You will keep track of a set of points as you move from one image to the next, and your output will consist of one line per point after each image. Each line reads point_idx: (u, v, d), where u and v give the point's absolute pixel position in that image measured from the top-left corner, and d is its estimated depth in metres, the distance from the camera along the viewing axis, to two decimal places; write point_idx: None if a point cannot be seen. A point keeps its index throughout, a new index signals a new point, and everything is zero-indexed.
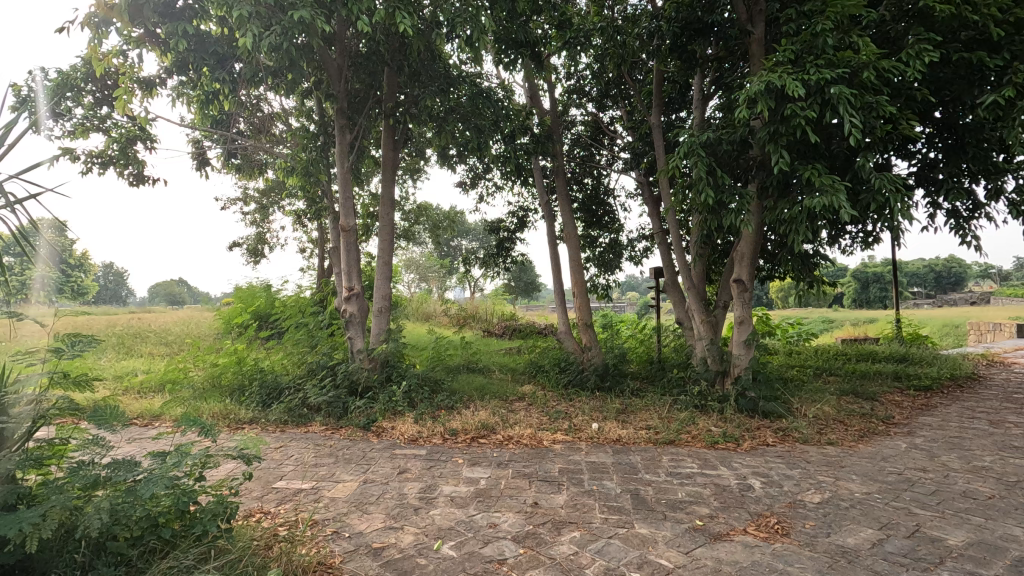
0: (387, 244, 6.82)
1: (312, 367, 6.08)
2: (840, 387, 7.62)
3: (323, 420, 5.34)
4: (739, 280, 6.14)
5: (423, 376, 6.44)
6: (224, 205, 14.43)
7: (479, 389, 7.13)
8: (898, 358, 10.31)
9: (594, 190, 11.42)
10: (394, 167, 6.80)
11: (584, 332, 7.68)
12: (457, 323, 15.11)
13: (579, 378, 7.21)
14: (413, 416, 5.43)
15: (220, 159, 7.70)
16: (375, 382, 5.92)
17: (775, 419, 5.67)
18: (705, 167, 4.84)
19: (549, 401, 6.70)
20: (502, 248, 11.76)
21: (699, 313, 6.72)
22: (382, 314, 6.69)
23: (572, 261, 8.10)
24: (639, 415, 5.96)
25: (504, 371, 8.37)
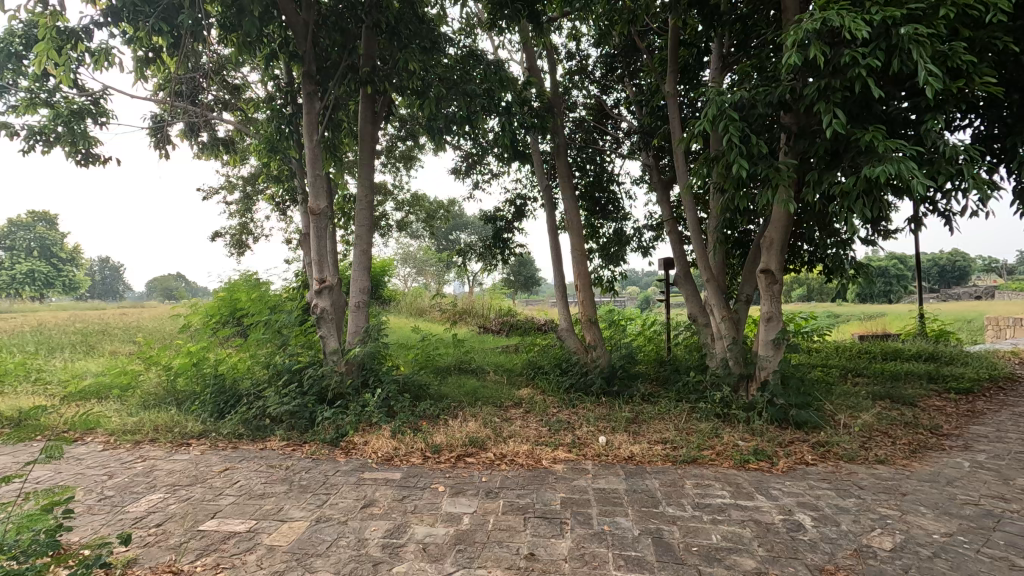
0: (365, 230, 6.03)
1: (276, 371, 5.30)
2: (874, 391, 6.84)
3: (283, 435, 4.56)
4: (767, 271, 5.34)
5: (405, 381, 5.67)
6: (208, 195, 13.05)
7: (471, 394, 6.36)
8: (927, 356, 9.53)
9: (597, 177, 10.61)
10: (372, 143, 6.00)
11: (588, 330, 6.91)
12: (451, 319, 14.31)
13: (583, 382, 6.42)
14: (390, 429, 4.66)
15: (181, 136, 6.87)
16: (346, 388, 5.15)
17: (811, 432, 4.90)
18: (739, 133, 4.01)
19: (549, 408, 5.93)
20: (499, 238, 10.95)
21: (720, 308, 5.92)
22: (359, 309, 5.92)
23: (574, 250, 7.30)
24: (652, 426, 5.18)
25: (500, 372, 7.58)
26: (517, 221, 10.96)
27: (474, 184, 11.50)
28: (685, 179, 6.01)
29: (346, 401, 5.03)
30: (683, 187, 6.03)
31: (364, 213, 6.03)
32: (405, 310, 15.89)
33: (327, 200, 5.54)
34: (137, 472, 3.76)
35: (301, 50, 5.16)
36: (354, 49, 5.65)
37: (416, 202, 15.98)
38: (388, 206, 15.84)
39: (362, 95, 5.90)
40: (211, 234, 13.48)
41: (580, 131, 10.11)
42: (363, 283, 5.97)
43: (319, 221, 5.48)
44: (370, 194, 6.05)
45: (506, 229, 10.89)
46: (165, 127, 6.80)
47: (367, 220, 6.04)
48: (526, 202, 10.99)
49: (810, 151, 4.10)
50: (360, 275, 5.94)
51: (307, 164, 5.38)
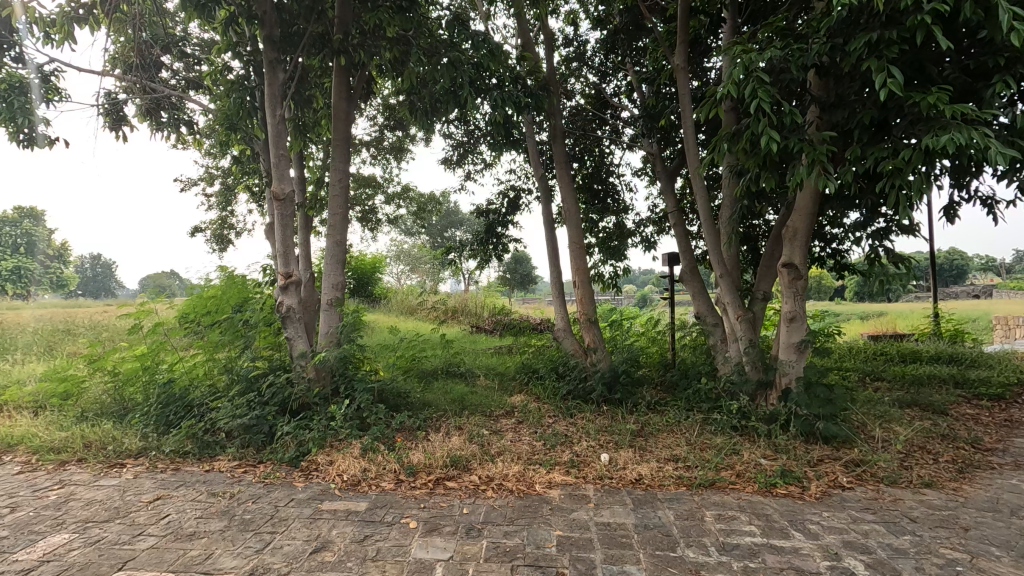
0: (340, 219, 5.40)
1: (234, 378, 4.66)
2: (899, 398, 6.25)
3: (235, 453, 3.93)
4: (790, 265, 4.73)
5: (383, 389, 5.05)
6: (185, 186, 12.35)
7: (458, 402, 5.73)
8: (947, 357, 8.95)
9: (596, 168, 10.00)
10: (347, 122, 5.38)
11: (588, 330, 6.30)
12: (443, 318, 13.68)
13: (582, 389, 5.79)
14: (361, 446, 4.04)
15: (138, 116, 6.18)
16: (313, 398, 4.53)
17: (841, 448, 4.30)
18: (771, 98, 3.37)
19: (544, 418, 5.31)
20: (492, 232, 10.29)
21: (735, 307, 5.30)
22: (332, 308, 5.30)
23: (571, 244, 6.68)
24: (661, 441, 4.57)
25: (491, 376, 6.96)
26: (512, 215, 10.33)
27: (466, 176, 10.87)
28: (695, 163, 5.40)
29: (312, 415, 4.40)
30: (693, 171, 5.43)
31: (339, 200, 5.39)
32: (395, 308, 15.26)
33: (293, 185, 4.91)
34: (47, 504, 3.12)
35: (260, 10, 4.51)
36: (324, 11, 5.00)
37: (407, 196, 15.33)
38: (377, 199, 15.18)
39: (336, 67, 5.27)
40: (189, 228, 12.80)
41: (577, 119, 9.49)
42: (337, 278, 5.35)
43: (284, 207, 4.84)
44: (344, 180, 5.41)
45: (499, 222, 10.24)
46: (121, 106, 6.11)
47: (342, 209, 5.41)
48: (521, 194, 10.37)
49: (849, 122, 3.51)
50: (333, 270, 5.32)
51: (270, 143, 4.75)
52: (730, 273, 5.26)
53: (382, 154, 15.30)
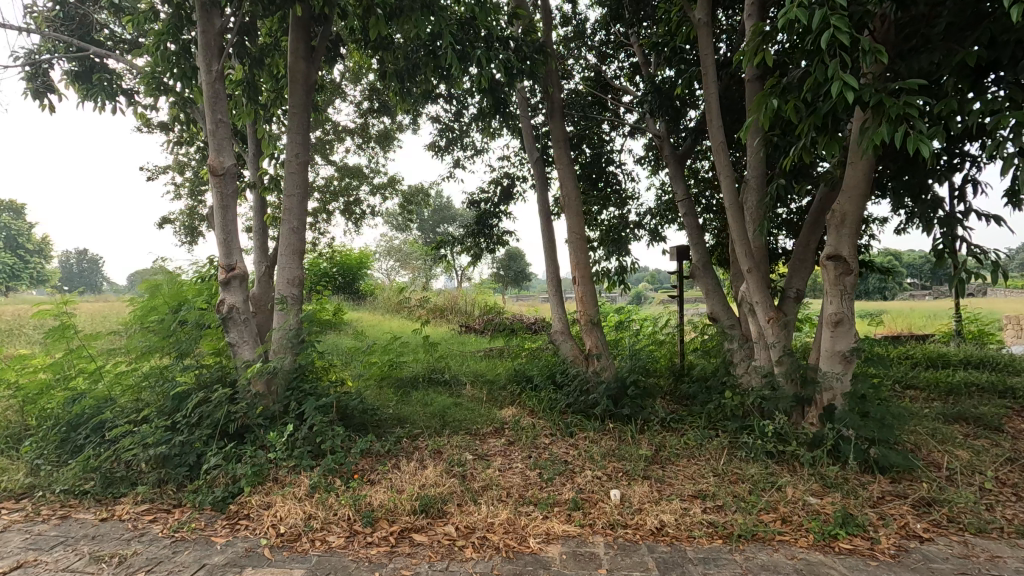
0: (296, 202, 4.52)
1: (162, 394, 3.83)
2: (946, 411, 5.45)
3: (147, 494, 3.10)
4: (838, 257, 3.90)
5: (346, 405, 4.22)
6: (153, 174, 11.46)
7: (439, 418, 4.90)
8: (979, 362, 8.19)
9: (595, 155, 9.17)
10: (308, 87, 4.55)
11: (590, 333, 5.50)
12: (431, 316, 12.85)
13: (583, 401, 4.99)
14: (310, 483, 3.21)
15: (66, 81, 5.30)
16: (256, 418, 3.70)
17: (904, 482, 3.51)
18: (848, 27, 2.53)
19: (539, 438, 4.51)
20: (483, 223, 9.47)
21: (766, 308, 4.46)
22: (287, 308, 4.43)
23: (572, 234, 5.85)
24: (682, 471, 3.78)
25: (479, 385, 6.15)
26: (504, 206, 9.50)
27: (455, 163, 10.04)
28: (720, 136, 4.61)
29: (252, 442, 3.57)
30: (717, 146, 4.62)
31: (296, 179, 4.52)
32: (380, 306, 14.42)
33: (236, 159, 4.05)
34: None
35: None
36: None
37: (394, 187, 14.47)
38: (363, 190, 14.32)
39: (293, 21, 4.43)
40: (159, 219, 11.94)
41: (575, 100, 8.68)
42: (294, 273, 4.48)
43: (221, 184, 3.96)
44: (303, 154, 4.54)
45: (491, 213, 9.41)
46: (46, 70, 5.24)
47: (299, 190, 4.54)
48: (514, 182, 9.54)
49: (941, 69, 2.70)
50: (289, 264, 4.46)
51: (204, 106, 3.88)
52: (758, 264, 4.47)
53: (369, 142, 14.43)
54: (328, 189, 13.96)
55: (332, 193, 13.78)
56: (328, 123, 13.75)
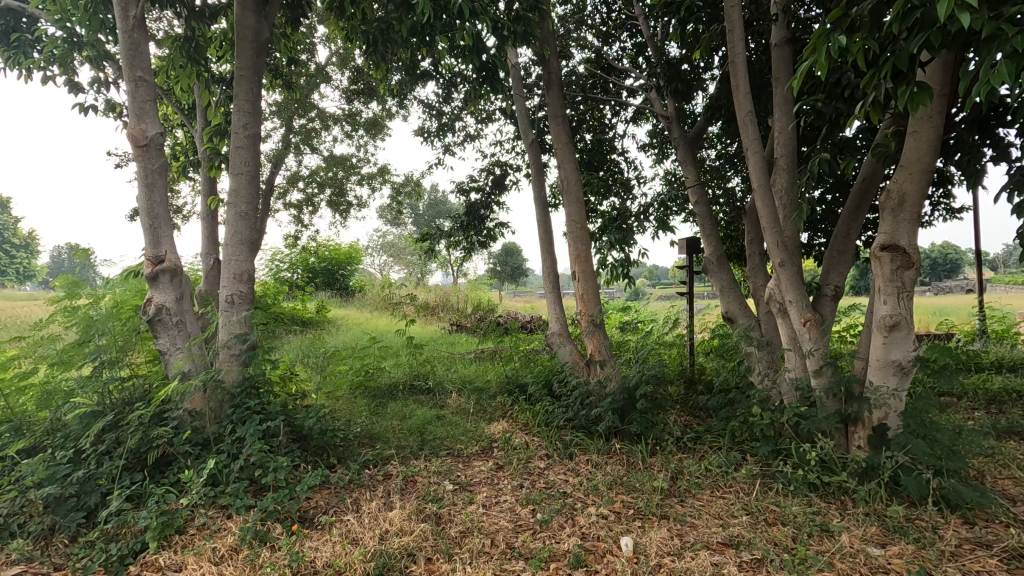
0: (244, 181, 3.77)
1: (70, 415, 3.13)
2: (997, 425, 4.77)
3: (24, 552, 2.42)
4: (895, 246, 3.20)
5: (300, 427, 3.53)
6: (123, 163, 10.71)
7: (417, 436, 4.22)
8: (1015, 365, 7.49)
9: (597, 141, 8.45)
10: (259, 46, 3.83)
11: (591, 336, 4.81)
12: (421, 314, 12.17)
13: (584, 417, 4.31)
14: (236, 535, 2.53)
15: None
16: (182, 446, 3.02)
17: (982, 526, 2.83)
18: None
19: (532, 464, 3.82)
20: (474, 214, 8.75)
21: (804, 308, 3.74)
22: (232, 308, 3.71)
23: (571, 223, 5.16)
24: (706, 508, 3.10)
25: (467, 393, 5.47)
26: (497, 195, 8.80)
27: (445, 150, 9.32)
28: (747, 105, 3.89)
29: (175, 478, 2.90)
30: (744, 117, 3.91)
31: (244, 154, 3.77)
32: (369, 303, 13.71)
33: (163, 127, 3.34)
34: None
35: None
36: None
37: (383, 177, 13.72)
38: (350, 180, 13.56)
39: None
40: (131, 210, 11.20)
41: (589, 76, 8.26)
42: (242, 266, 3.75)
43: (144, 157, 3.25)
44: (253, 126, 3.81)
45: (483, 204, 8.70)
46: None
47: (249, 167, 3.79)
48: (508, 171, 8.84)
49: None
50: (235, 256, 3.72)
51: (121, 60, 3.19)
52: (791, 257, 3.78)
53: (357, 132, 13.69)
54: (313, 180, 13.22)
55: (318, 183, 13.02)
56: (313, 110, 12.99)
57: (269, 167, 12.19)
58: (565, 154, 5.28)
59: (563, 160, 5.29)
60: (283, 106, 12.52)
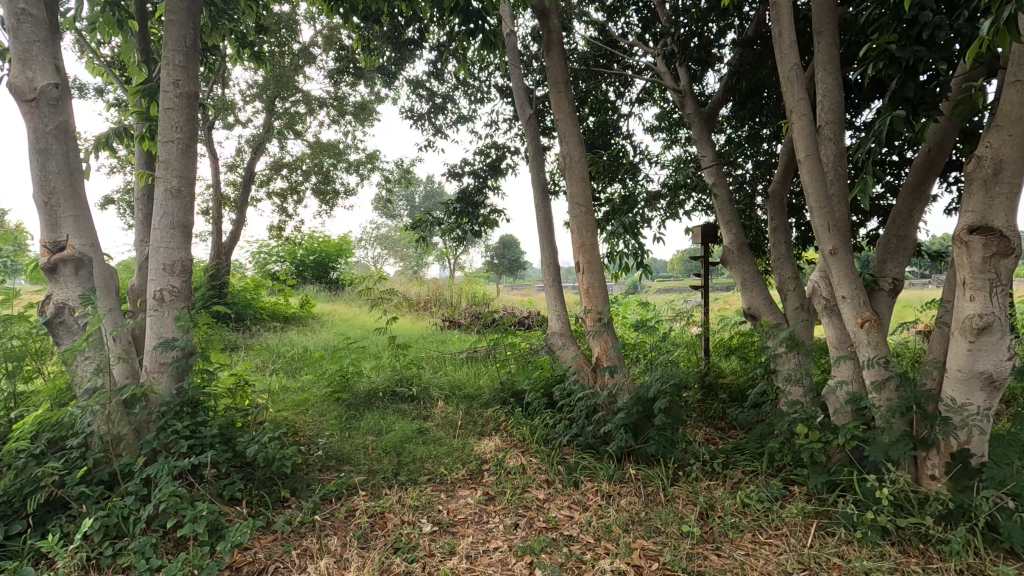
0: (175, 150, 3.07)
1: None
2: None
3: None
4: (989, 228, 2.52)
5: (241, 456, 2.85)
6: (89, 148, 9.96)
7: (391, 460, 3.56)
8: None
9: (600, 121, 7.76)
10: None
11: (598, 338, 4.15)
12: (414, 309, 11.52)
13: (589, 435, 3.65)
14: None
15: None
16: (76, 488, 2.35)
17: None
18: None
19: (528, 497, 3.17)
20: (467, 202, 8.04)
21: (862, 305, 3.06)
22: (161, 307, 3.04)
23: (576, 207, 4.48)
24: (752, 562, 2.44)
25: (455, 402, 4.80)
26: (492, 181, 8.11)
27: (435, 132, 8.60)
28: (791, 58, 3.20)
29: (62, 530, 2.24)
30: (788, 73, 3.22)
31: (175, 116, 3.07)
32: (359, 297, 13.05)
33: (61, 77, 2.68)
34: None
35: None
36: None
37: (372, 164, 12.99)
38: (338, 168, 12.82)
39: None
40: (100, 200, 10.45)
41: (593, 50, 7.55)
42: (172, 255, 3.06)
43: (33, 114, 2.58)
44: (187, 82, 3.11)
45: (477, 191, 8.01)
46: None
47: (181, 133, 3.09)
48: (504, 154, 8.15)
49: None
50: (164, 241, 3.04)
51: None
52: (845, 245, 3.11)
53: (345, 117, 12.95)
54: (298, 168, 12.49)
55: (303, 172, 12.29)
56: (298, 94, 12.25)
57: (251, 154, 11.47)
58: (568, 128, 4.59)
59: (566, 134, 4.60)
60: (266, 89, 11.78)
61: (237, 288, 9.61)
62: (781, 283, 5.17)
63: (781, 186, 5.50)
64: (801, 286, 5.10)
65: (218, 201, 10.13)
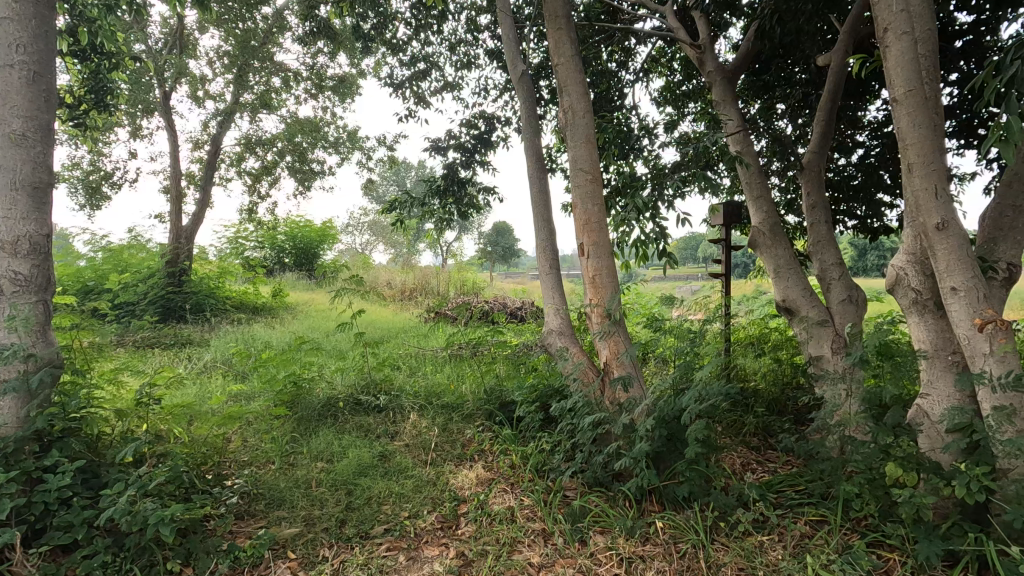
0: (14, 78, 2.19)
1: None
2: None
3: None
4: None
5: (104, 522, 1.99)
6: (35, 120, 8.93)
7: (337, 505, 2.71)
8: None
9: (603, 90, 6.85)
10: None
11: (607, 339, 3.29)
12: (397, 299, 10.67)
13: (598, 469, 2.80)
14: None
15: None
16: None
17: None
18: None
19: (520, 562, 2.33)
20: (453, 180, 7.12)
21: (984, 298, 2.20)
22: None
23: (581, 175, 3.60)
24: None
25: (431, 413, 3.95)
26: (481, 156, 7.20)
27: (417, 101, 7.64)
28: None
29: None
30: None
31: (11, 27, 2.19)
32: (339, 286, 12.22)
33: None
34: None
35: None
36: None
37: (354, 144, 12.02)
38: (316, 149, 11.84)
39: None
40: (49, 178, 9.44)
41: (595, 7, 6.58)
42: (13, 229, 2.17)
43: None
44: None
45: (464, 167, 7.10)
46: None
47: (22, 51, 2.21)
48: (495, 126, 7.23)
49: None
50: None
51: None
52: (957, 217, 2.25)
53: (324, 92, 11.93)
54: (272, 146, 11.50)
55: (278, 151, 11.34)
56: (272, 64, 11.20)
57: (218, 129, 10.47)
58: (570, 75, 3.67)
59: (567, 83, 3.68)
60: (235, 59, 10.73)
61: (200, 274, 8.70)
62: (821, 272, 4.33)
63: (819, 156, 4.64)
64: (846, 274, 4.26)
65: (180, 179, 9.16)
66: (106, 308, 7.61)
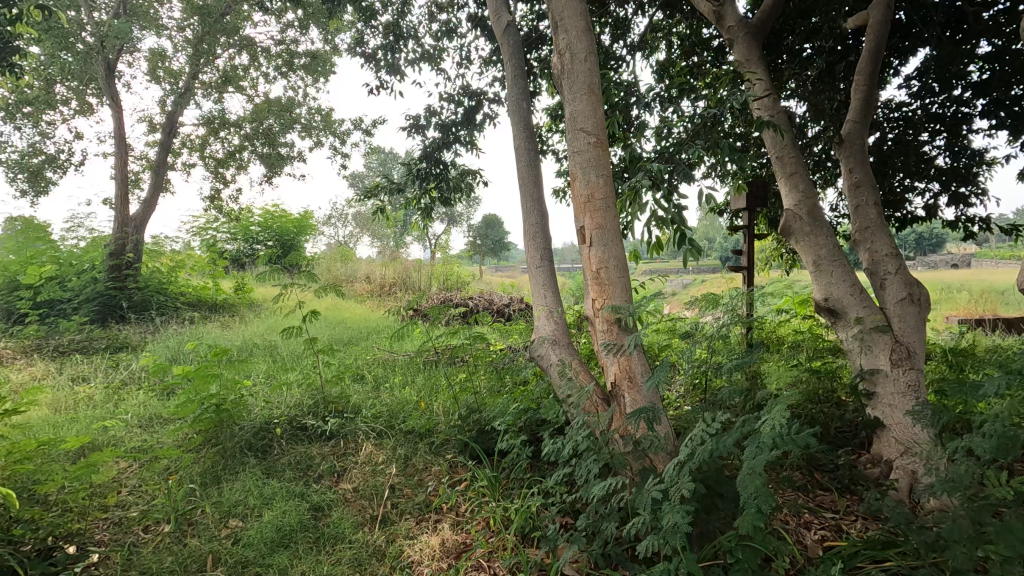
0: None
1: None
2: None
3: None
4: None
5: None
6: None
7: None
8: None
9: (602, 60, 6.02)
10: None
11: (616, 356, 2.49)
12: (375, 295, 9.82)
13: (609, 541, 1.99)
14: None
15: None
16: None
17: None
18: None
19: None
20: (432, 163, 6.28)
21: None
22: None
23: (583, 137, 2.78)
24: None
25: (392, 442, 3.13)
26: (465, 136, 6.35)
27: (393, 75, 6.78)
28: None
29: None
30: None
31: None
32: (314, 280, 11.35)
33: None
34: None
35: None
36: None
37: (329, 127, 11.09)
38: (288, 133, 10.90)
39: None
40: None
41: None
42: None
43: None
44: None
45: (446, 148, 6.26)
46: None
47: None
48: (481, 102, 6.39)
49: None
50: None
51: None
52: None
53: (296, 71, 10.98)
54: (239, 128, 10.55)
55: (245, 134, 10.39)
56: (238, 39, 10.22)
57: (177, 108, 9.53)
58: (567, 6, 2.83)
59: (565, 17, 2.85)
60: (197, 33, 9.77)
61: (150, 268, 7.78)
62: (872, 264, 3.55)
63: (858, 129, 3.75)
64: (903, 268, 3.47)
65: (127, 162, 8.23)
66: (37, 306, 6.71)
